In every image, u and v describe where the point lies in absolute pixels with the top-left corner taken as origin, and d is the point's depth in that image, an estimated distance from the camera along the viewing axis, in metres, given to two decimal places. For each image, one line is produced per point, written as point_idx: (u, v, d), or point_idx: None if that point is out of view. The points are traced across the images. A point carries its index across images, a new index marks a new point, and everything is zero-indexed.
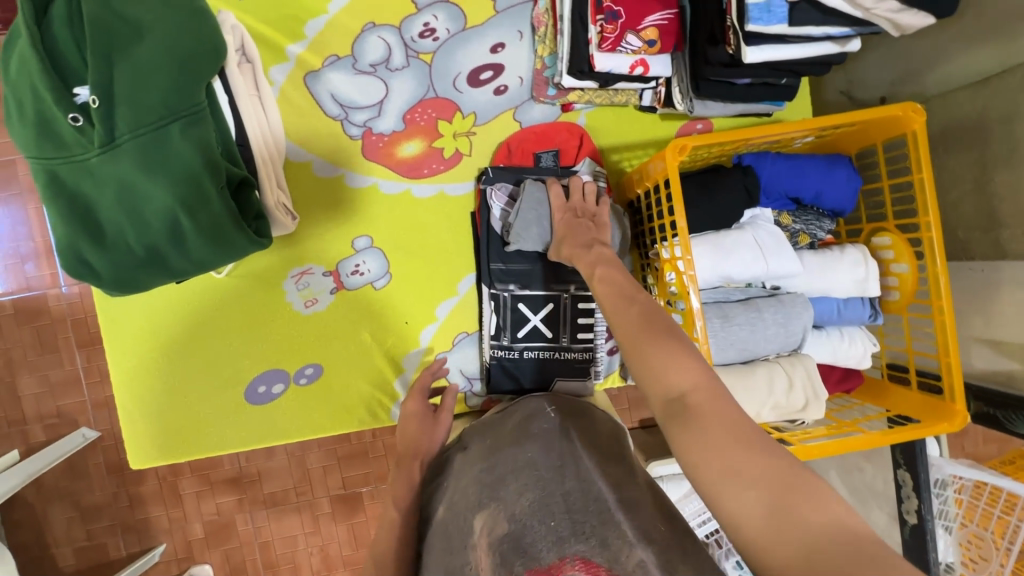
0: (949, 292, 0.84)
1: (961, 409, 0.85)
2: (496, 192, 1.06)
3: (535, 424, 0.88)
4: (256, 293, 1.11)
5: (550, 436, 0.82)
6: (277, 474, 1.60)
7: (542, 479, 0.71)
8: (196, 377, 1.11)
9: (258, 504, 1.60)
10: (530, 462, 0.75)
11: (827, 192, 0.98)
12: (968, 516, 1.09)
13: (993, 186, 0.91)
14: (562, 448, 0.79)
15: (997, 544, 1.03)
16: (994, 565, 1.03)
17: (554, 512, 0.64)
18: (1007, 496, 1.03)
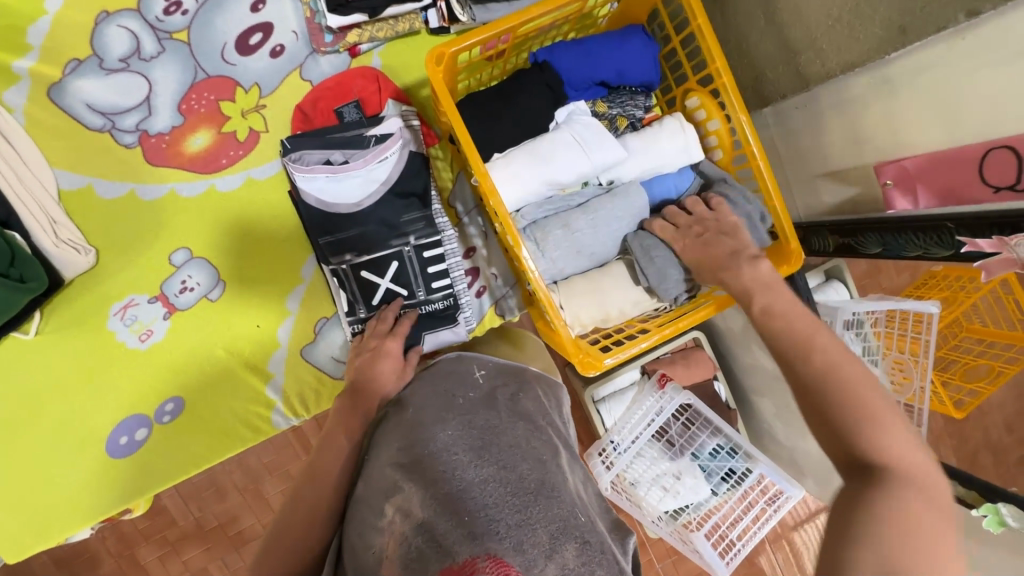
0: (757, 136, 0.82)
1: (796, 248, 0.84)
2: (296, 162, 0.95)
3: (461, 393, 0.78)
4: (85, 342, 1.00)
5: (480, 401, 0.76)
6: (239, 511, 1.52)
7: (462, 462, 0.66)
8: (51, 450, 1.01)
9: (229, 548, 1.53)
10: (451, 442, 0.69)
11: (628, 68, 0.92)
12: (891, 347, 1.19)
13: (779, 15, 0.89)
14: (488, 418, 0.73)
15: (918, 364, 1.13)
16: (917, 384, 1.12)
17: (470, 501, 0.61)
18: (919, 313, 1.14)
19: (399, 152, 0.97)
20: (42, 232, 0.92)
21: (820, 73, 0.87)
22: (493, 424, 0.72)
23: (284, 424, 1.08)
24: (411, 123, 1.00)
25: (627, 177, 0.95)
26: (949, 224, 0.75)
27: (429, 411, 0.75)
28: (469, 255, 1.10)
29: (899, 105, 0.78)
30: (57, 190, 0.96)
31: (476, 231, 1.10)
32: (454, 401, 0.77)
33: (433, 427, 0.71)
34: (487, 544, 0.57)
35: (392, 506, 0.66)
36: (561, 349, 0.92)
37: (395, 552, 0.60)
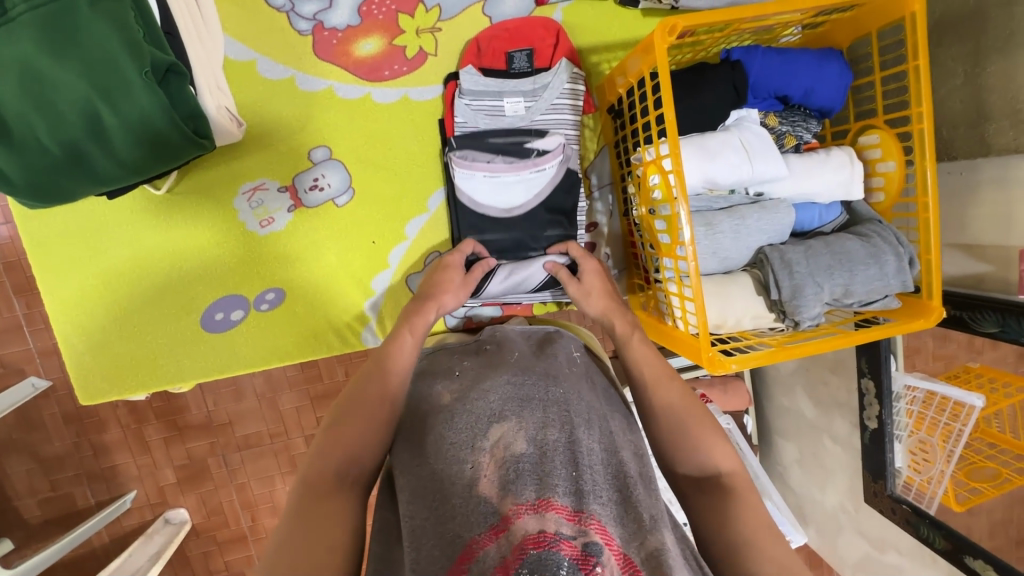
0: (936, 188, 0.82)
1: (937, 305, 0.86)
2: (459, 161, 1.00)
3: (564, 360, 0.85)
4: (207, 211, 1.01)
5: (578, 382, 0.81)
6: (248, 416, 1.54)
7: (569, 422, 0.70)
8: (149, 304, 1.02)
9: (231, 447, 1.55)
10: (560, 400, 0.74)
11: (817, 88, 0.93)
12: (918, 427, 1.14)
13: (984, 78, 0.89)
14: (588, 397, 0.79)
15: (942, 450, 1.09)
16: (937, 468, 1.10)
17: (576, 456, 0.65)
18: (952, 405, 1.08)
19: (556, 168, 1.01)
20: (207, 93, 0.90)
21: (1007, 146, 0.88)
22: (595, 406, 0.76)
23: (373, 343, 1.10)
24: (575, 88, 1.02)
25: (780, 196, 0.96)
26: None
27: (533, 372, 0.80)
28: (590, 229, 1.12)
29: None
30: (223, 56, 0.96)
31: (603, 208, 1.12)
32: (558, 365, 0.83)
33: (541, 381, 0.77)
34: (591, 503, 0.59)
35: (491, 431, 0.68)
36: (681, 347, 0.92)
37: (494, 472, 0.63)
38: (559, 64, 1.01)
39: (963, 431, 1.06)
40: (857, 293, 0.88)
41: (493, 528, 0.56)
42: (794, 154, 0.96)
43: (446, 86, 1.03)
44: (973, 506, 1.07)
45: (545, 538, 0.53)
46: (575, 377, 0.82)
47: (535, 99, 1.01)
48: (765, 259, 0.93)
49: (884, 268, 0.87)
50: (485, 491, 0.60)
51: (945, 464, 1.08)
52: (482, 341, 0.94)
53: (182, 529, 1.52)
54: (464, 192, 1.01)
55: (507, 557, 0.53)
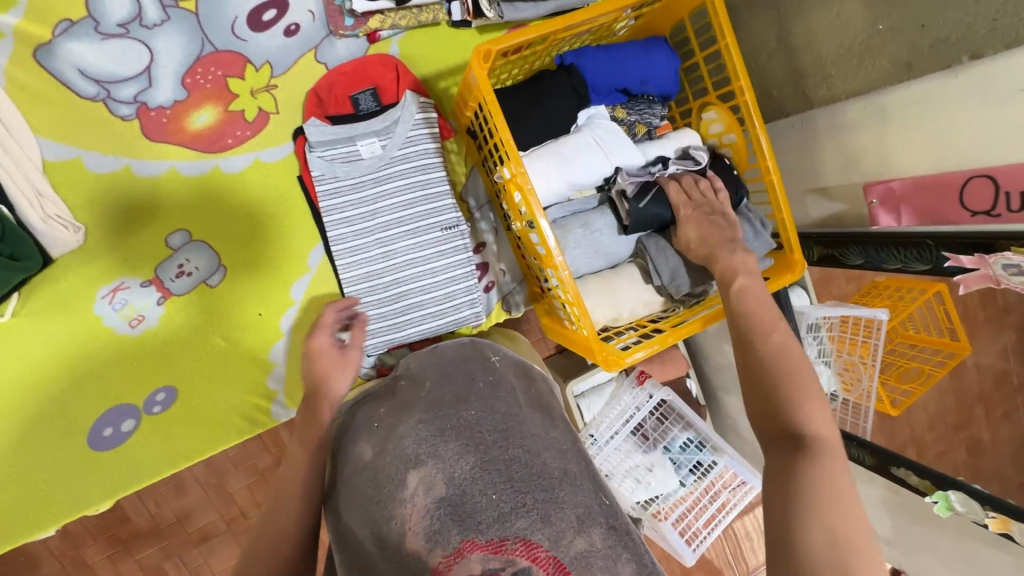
0: (771, 150, 0.87)
1: (798, 258, 0.91)
2: None
3: (479, 378, 0.84)
4: (68, 326, 0.93)
5: (493, 393, 0.81)
6: (195, 507, 1.41)
7: (485, 445, 0.72)
8: (27, 441, 0.93)
9: (188, 546, 1.44)
10: (474, 422, 0.75)
11: (651, 77, 0.97)
12: (841, 349, 1.14)
13: (792, 39, 0.96)
14: (508, 405, 0.79)
15: (866, 365, 1.10)
16: (864, 385, 1.10)
17: (494, 480, 0.68)
18: (864, 322, 1.09)
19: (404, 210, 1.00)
20: (29, 208, 0.86)
21: (826, 96, 0.95)
22: (511, 412, 0.77)
23: (284, 416, 1.05)
24: (429, 117, 1.01)
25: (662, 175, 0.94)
26: (929, 241, 0.82)
27: (444, 400, 0.79)
28: (479, 251, 1.11)
29: (889, 136, 0.86)
30: (42, 160, 0.88)
31: (487, 226, 1.12)
32: (473, 383, 0.82)
33: (452, 410, 0.76)
34: (514, 527, 0.64)
35: (410, 479, 0.70)
36: (580, 349, 0.93)
37: (419, 524, 0.65)
38: (405, 97, 0.98)
39: (879, 344, 1.08)
40: (730, 262, 0.93)
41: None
42: (652, 144, 0.99)
43: (296, 142, 0.99)
44: (910, 406, 1.08)
45: None
46: (494, 390, 0.81)
47: (390, 137, 0.99)
48: (644, 248, 0.96)
49: (746, 232, 0.91)
50: (415, 548, 0.64)
51: (871, 378, 1.07)
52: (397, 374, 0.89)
53: None
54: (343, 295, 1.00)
55: None
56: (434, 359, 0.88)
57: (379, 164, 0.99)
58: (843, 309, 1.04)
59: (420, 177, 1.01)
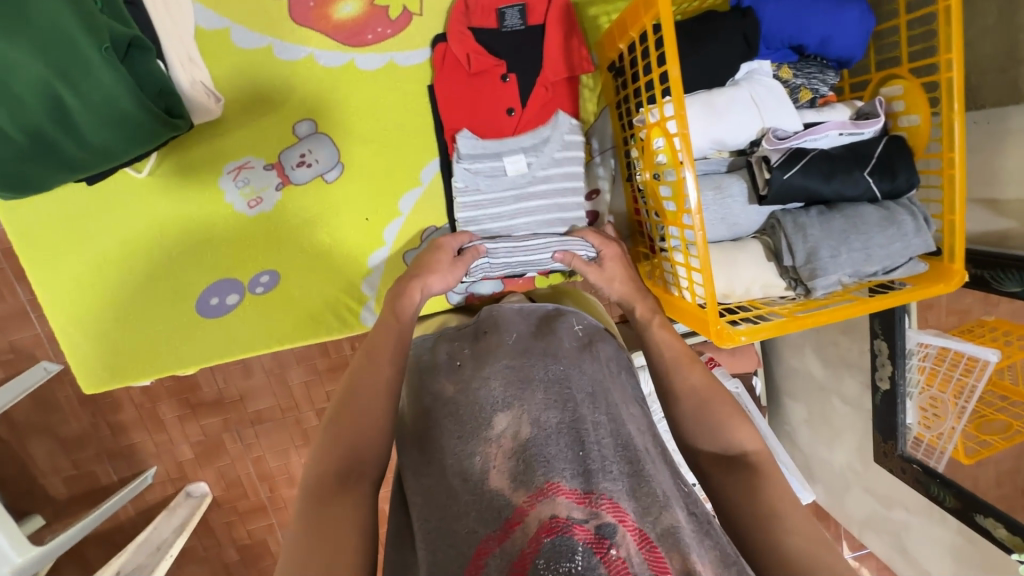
0: (963, 142, 0.76)
1: (959, 269, 0.81)
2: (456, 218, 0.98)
3: (566, 340, 0.79)
4: (192, 195, 0.97)
5: (579, 358, 0.75)
6: (259, 392, 1.55)
7: (574, 401, 0.66)
8: (143, 294, 1.00)
9: (244, 422, 1.57)
10: (563, 377, 0.70)
11: (835, 37, 0.85)
12: (930, 382, 1.09)
13: (1019, 18, 0.82)
14: (594, 371, 0.73)
15: (953, 406, 1.05)
16: (947, 425, 1.06)
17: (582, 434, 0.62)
18: (967, 360, 1.02)
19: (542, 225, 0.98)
20: (179, 67, 0.87)
21: None
22: (598, 380, 0.72)
23: (371, 322, 1.07)
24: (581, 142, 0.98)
25: (817, 147, 0.85)
26: None
27: (532, 352, 0.74)
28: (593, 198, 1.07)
29: None
30: (195, 27, 0.89)
31: (604, 173, 1.07)
32: (560, 342, 0.77)
33: (541, 361, 0.71)
34: (601, 483, 0.57)
35: (496, 418, 0.65)
36: (689, 320, 0.88)
37: (504, 463, 0.60)
38: (557, 117, 0.96)
39: (977, 387, 1.01)
40: (878, 259, 0.83)
41: (507, 522, 0.55)
42: (812, 110, 0.89)
43: (435, 49, 0.97)
44: (983, 459, 1.03)
45: (557, 523, 0.53)
46: (580, 355, 0.75)
47: (537, 155, 0.97)
48: (778, 224, 0.89)
49: (903, 228, 0.83)
50: (498, 485, 0.59)
51: (957, 420, 1.04)
52: (485, 323, 0.85)
53: (203, 503, 1.56)
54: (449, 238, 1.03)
55: (525, 548, 0.52)
56: (521, 320, 0.84)
57: (521, 181, 0.96)
58: (948, 343, 1.00)
59: (559, 201, 0.98)
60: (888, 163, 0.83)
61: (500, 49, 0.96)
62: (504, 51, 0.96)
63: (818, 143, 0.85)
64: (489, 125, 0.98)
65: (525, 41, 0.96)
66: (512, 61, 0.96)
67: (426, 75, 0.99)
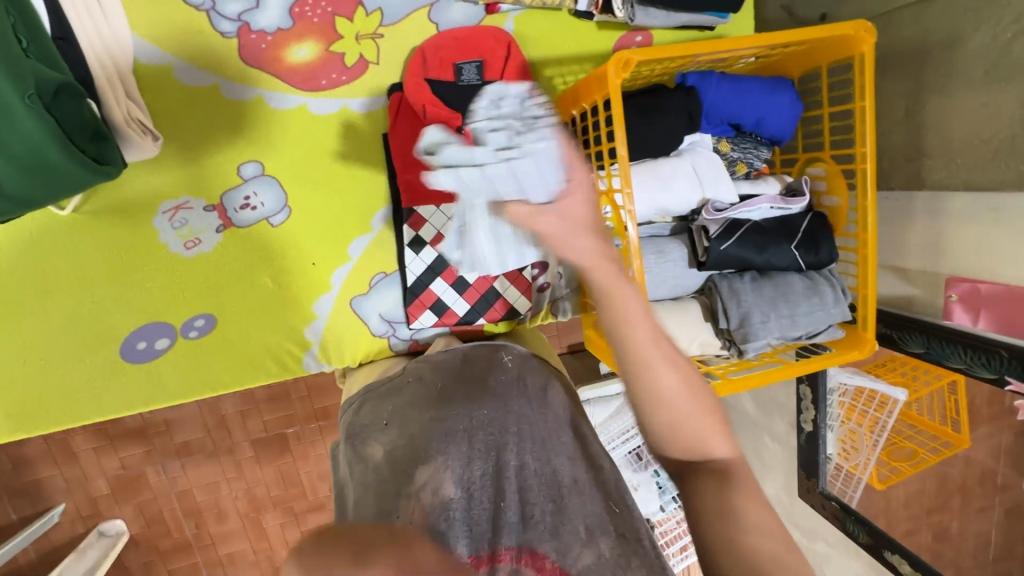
0: (876, 227, 0.84)
1: (870, 338, 0.89)
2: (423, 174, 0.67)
3: (494, 377, 0.82)
4: (122, 230, 0.91)
5: (504, 397, 0.79)
6: (187, 422, 1.46)
7: (498, 444, 0.73)
8: (59, 337, 0.92)
9: (169, 455, 1.46)
10: (486, 423, 0.74)
11: (767, 119, 0.92)
12: (849, 417, 1.16)
13: (924, 114, 0.90)
14: (519, 409, 0.77)
15: (868, 440, 1.12)
16: (863, 456, 1.12)
17: (506, 482, 0.70)
18: (880, 397, 1.10)
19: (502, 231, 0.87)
20: (115, 104, 0.80)
21: (941, 182, 0.90)
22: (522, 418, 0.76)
23: (314, 368, 1.04)
24: None
25: (751, 218, 0.91)
26: (1003, 352, 0.82)
27: (457, 406, 0.76)
28: None
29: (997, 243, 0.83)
30: (133, 61, 0.85)
31: None
32: (486, 382, 0.81)
33: (463, 411, 0.75)
34: (525, 536, 0.67)
35: (427, 476, 0.68)
36: None
37: (427, 521, 0.64)
38: None
39: (889, 421, 1.09)
40: (803, 326, 0.90)
41: None
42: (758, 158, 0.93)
43: (391, 97, 0.96)
44: (894, 484, 1.09)
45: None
46: (505, 392, 0.79)
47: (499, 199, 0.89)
48: (715, 288, 0.94)
49: (824, 299, 0.90)
50: (448, 494, 0.67)
51: (872, 453, 1.11)
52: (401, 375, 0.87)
53: (117, 543, 1.43)
54: (413, 272, 1.01)
55: None
56: (450, 358, 0.87)
57: None
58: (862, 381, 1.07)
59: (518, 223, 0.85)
60: (813, 237, 0.90)
61: (457, 103, 0.95)
62: (460, 101, 0.92)
63: (751, 216, 0.92)
64: None
65: (482, 95, 0.95)
66: None
67: (380, 123, 0.98)
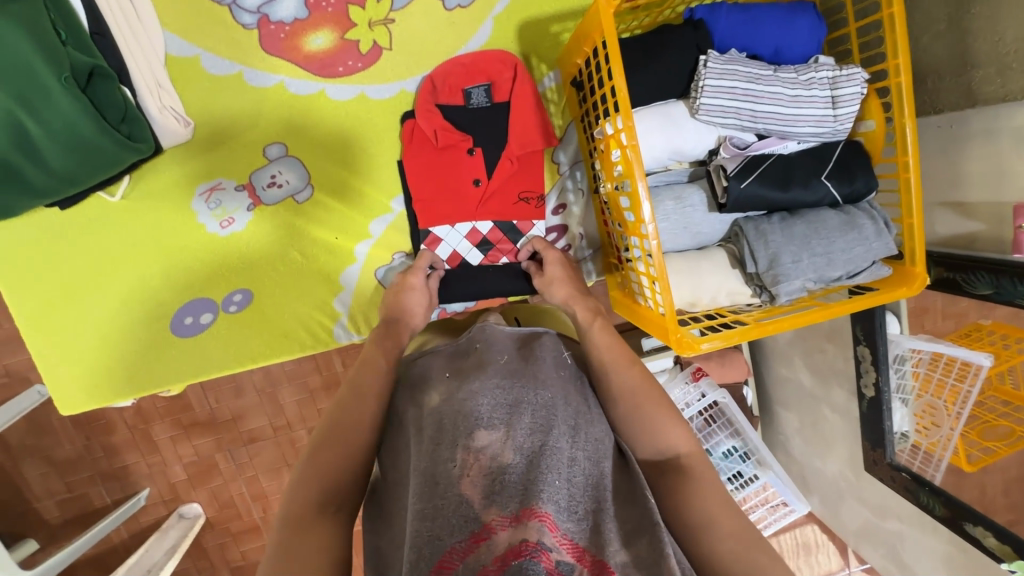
0: (916, 145, 0.76)
1: (921, 272, 0.81)
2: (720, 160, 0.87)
3: (552, 366, 0.76)
4: (165, 214, 0.98)
5: (564, 387, 0.73)
6: (252, 411, 1.55)
7: (555, 426, 0.66)
8: (118, 315, 1.01)
9: (237, 442, 1.57)
10: (549, 405, 0.68)
11: (786, 45, 0.86)
12: (925, 389, 1.04)
13: (968, 22, 0.83)
14: (578, 405, 0.71)
15: (949, 411, 0.99)
16: (944, 430, 0.99)
17: (561, 468, 0.61)
18: (960, 364, 0.96)
19: (681, 171, 0.93)
20: (149, 95, 0.87)
21: (995, 95, 0.81)
22: (582, 412, 0.70)
23: (345, 339, 1.08)
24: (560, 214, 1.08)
25: (777, 152, 0.86)
26: None
27: (515, 377, 0.71)
28: (560, 212, 1.08)
29: None
30: (164, 53, 0.91)
31: (573, 187, 1.08)
32: (547, 367, 0.75)
33: (530, 385, 0.70)
34: (565, 523, 0.57)
35: (478, 436, 0.63)
36: (652, 327, 0.88)
37: (478, 476, 0.60)
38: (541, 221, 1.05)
39: (972, 391, 0.96)
40: (840, 265, 0.83)
41: (473, 534, 0.54)
42: (790, 67, 0.85)
43: (403, 124, 1.01)
44: (987, 466, 0.93)
45: (526, 548, 0.51)
46: (568, 382, 0.74)
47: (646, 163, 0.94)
48: (741, 232, 0.89)
49: (863, 233, 0.82)
50: (467, 494, 0.58)
51: (955, 425, 0.97)
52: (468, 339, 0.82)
53: (195, 524, 1.55)
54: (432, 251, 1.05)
55: (488, 566, 0.51)
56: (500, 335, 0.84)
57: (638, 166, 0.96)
58: (933, 346, 0.96)
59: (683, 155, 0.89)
60: (846, 168, 0.84)
61: (466, 123, 1.01)
62: (469, 122, 1.01)
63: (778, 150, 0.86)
64: (456, 185, 1.01)
65: (491, 115, 1.01)
66: (478, 132, 1.01)
67: (400, 105, 1.01)
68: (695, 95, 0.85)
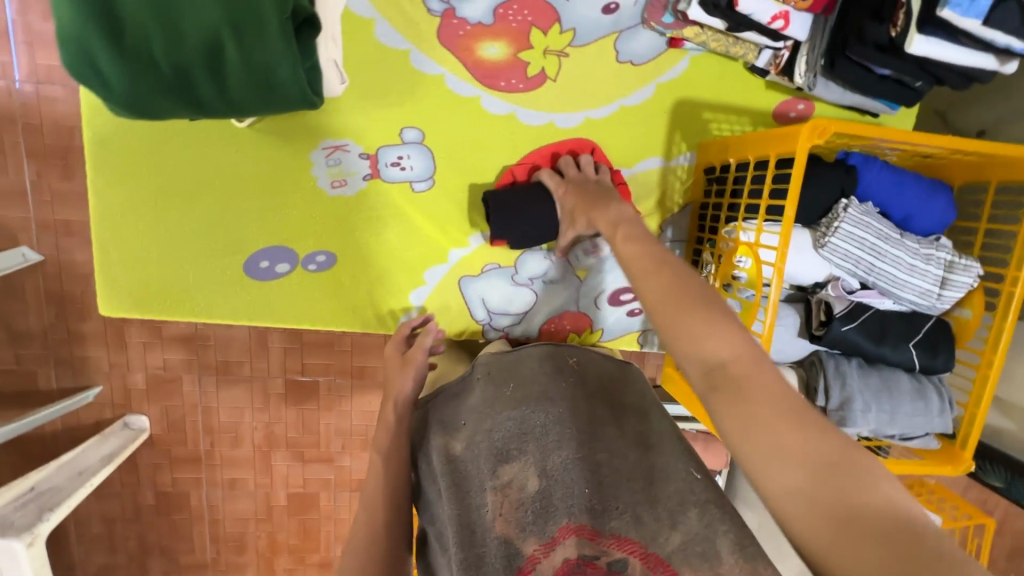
0: (1005, 351, 0.84)
1: (966, 458, 0.88)
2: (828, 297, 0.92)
3: (558, 383, 0.81)
4: (283, 154, 0.96)
5: (570, 395, 0.79)
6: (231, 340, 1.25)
7: (567, 441, 0.73)
8: (194, 237, 0.98)
9: (207, 369, 1.26)
10: (559, 420, 0.75)
11: (917, 216, 0.92)
12: None
13: None
14: (591, 408, 0.78)
15: None
16: None
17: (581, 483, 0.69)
18: None
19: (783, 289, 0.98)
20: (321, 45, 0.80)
21: None
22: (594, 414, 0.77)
23: None
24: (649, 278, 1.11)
25: (877, 306, 0.92)
26: None
27: (521, 402, 0.78)
28: None
29: None
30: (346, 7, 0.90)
31: None
32: (552, 381, 0.81)
33: (538, 409, 0.77)
34: (603, 520, 0.66)
35: (501, 471, 0.72)
36: None
37: (508, 513, 0.68)
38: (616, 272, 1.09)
39: None
40: (898, 426, 0.89)
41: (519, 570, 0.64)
42: (914, 237, 0.91)
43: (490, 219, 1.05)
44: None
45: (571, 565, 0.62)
46: (573, 391, 0.80)
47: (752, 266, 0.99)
48: (818, 362, 0.93)
49: (929, 406, 0.89)
50: (503, 533, 0.67)
51: None
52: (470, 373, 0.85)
53: (139, 439, 1.22)
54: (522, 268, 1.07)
55: None
56: (505, 352, 0.89)
57: None
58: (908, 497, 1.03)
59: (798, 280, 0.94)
60: (932, 344, 0.91)
61: None
62: None
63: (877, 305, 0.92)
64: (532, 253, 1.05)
65: None
66: None
67: (541, 133, 1.02)
68: (822, 230, 0.90)
